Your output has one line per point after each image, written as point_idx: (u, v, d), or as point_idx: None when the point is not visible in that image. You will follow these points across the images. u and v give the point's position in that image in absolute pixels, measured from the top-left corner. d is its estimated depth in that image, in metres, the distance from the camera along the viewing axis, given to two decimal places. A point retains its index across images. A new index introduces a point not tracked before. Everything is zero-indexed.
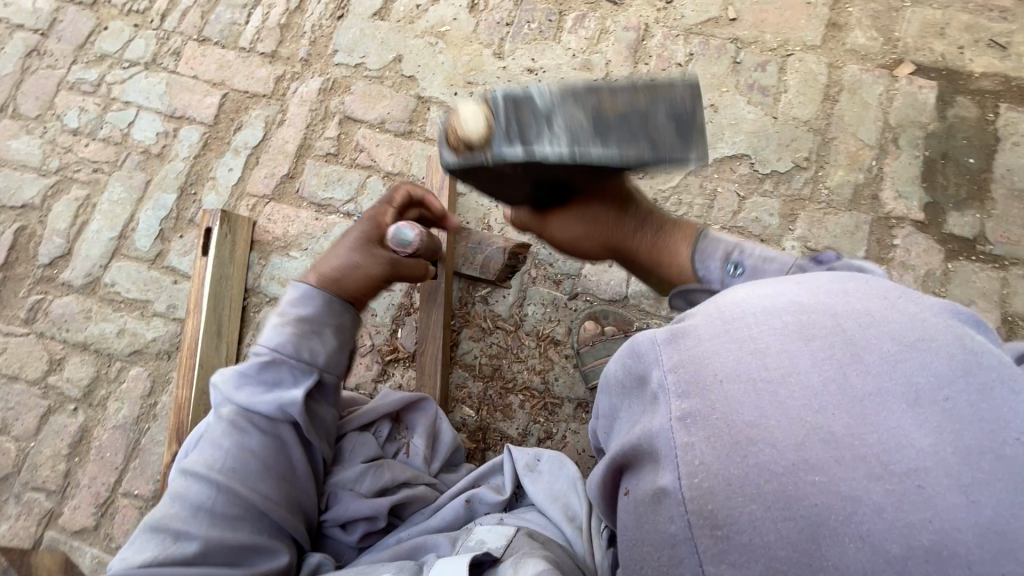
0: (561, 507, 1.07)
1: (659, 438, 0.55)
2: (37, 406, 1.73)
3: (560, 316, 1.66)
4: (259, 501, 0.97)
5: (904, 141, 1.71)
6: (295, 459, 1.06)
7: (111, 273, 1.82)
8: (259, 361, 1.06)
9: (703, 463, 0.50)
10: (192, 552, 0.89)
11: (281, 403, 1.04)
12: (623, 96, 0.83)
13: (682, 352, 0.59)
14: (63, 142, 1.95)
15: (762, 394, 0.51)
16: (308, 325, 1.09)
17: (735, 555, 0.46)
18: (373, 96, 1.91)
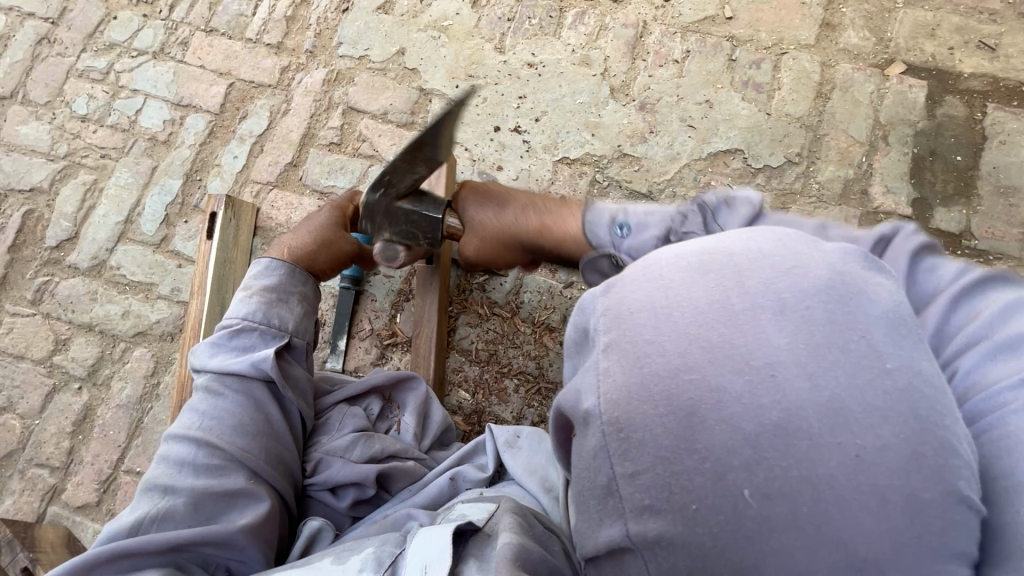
0: (538, 480, 1.11)
1: (583, 374, 0.54)
2: (43, 385, 1.77)
3: (556, 304, 1.70)
4: (237, 453, 1.00)
5: (894, 138, 1.75)
6: (274, 420, 1.08)
7: (117, 256, 1.86)
8: (229, 330, 1.13)
9: (609, 379, 0.51)
10: (180, 505, 0.93)
11: (253, 361, 1.09)
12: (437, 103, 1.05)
13: (608, 294, 0.55)
14: (71, 129, 1.99)
15: (657, 312, 0.50)
16: (274, 294, 1.17)
17: (633, 451, 0.48)
18: (376, 87, 1.95)
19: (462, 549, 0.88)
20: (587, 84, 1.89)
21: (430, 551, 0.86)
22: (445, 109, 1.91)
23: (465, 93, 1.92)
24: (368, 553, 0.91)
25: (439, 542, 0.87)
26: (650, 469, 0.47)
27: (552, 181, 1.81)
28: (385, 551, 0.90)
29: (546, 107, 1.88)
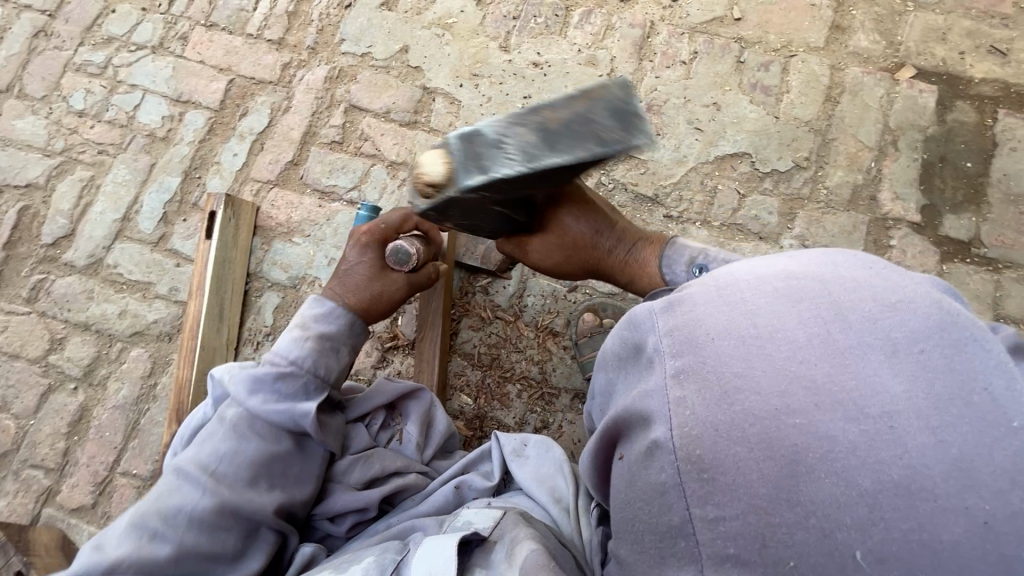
0: (547, 489, 1.09)
1: (651, 399, 0.66)
2: (38, 384, 1.74)
3: (560, 308, 1.68)
4: (246, 506, 1.00)
5: (904, 144, 1.73)
6: (287, 457, 1.08)
7: (114, 254, 1.83)
8: (276, 371, 1.09)
9: (696, 413, 0.60)
10: (167, 555, 0.92)
11: (294, 413, 1.08)
12: (561, 101, 0.84)
13: (677, 317, 0.69)
14: (68, 124, 1.96)
15: (751, 349, 0.61)
16: (328, 342, 1.16)
17: (720, 496, 0.56)
18: (379, 86, 1.92)
19: (466, 560, 0.87)
20: (593, 85, 1.86)
21: (433, 562, 0.83)
22: (450, 109, 1.88)
23: (469, 92, 1.89)
24: (370, 562, 0.88)
25: (441, 553, 0.85)
26: (739, 516, 0.54)
27: None
28: (386, 559, 0.88)
29: None
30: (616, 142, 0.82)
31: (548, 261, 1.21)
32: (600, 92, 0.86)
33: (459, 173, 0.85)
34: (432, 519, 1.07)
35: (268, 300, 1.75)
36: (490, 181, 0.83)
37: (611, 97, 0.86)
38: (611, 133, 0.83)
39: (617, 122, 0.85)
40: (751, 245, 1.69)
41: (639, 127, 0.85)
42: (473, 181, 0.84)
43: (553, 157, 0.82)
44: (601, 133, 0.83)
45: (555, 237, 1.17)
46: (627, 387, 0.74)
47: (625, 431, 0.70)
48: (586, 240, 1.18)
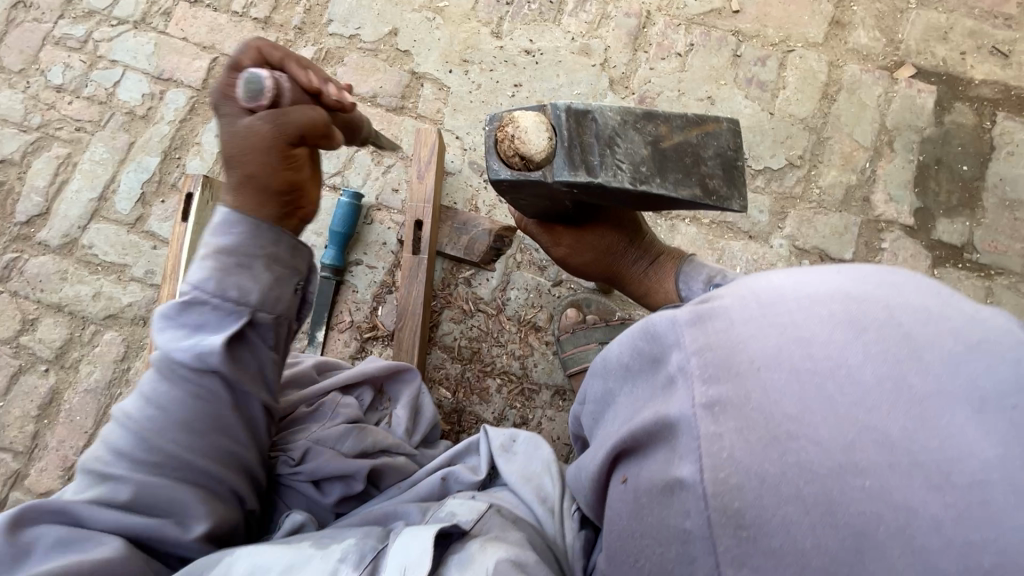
0: (533, 488, 1.05)
1: (677, 424, 0.53)
2: (8, 365, 1.70)
3: (542, 302, 1.65)
4: (178, 454, 0.83)
5: (899, 145, 1.69)
6: (215, 401, 0.87)
7: (90, 234, 1.79)
8: (180, 301, 0.87)
9: (733, 456, 0.48)
10: (117, 493, 0.81)
11: (198, 350, 0.84)
12: (678, 128, 0.87)
13: (708, 335, 0.57)
14: (46, 99, 1.90)
15: (807, 386, 0.49)
16: (233, 259, 0.87)
17: (760, 559, 0.45)
18: (367, 69, 1.87)
19: (444, 550, 0.83)
20: (586, 75, 1.82)
21: (410, 549, 0.80)
22: (438, 95, 1.84)
23: (458, 78, 1.84)
24: (348, 544, 0.84)
25: (419, 540, 0.81)
26: None
27: None
28: (367, 546, 0.84)
29: (542, 97, 1.81)
30: (715, 195, 0.86)
31: (577, 257, 1.07)
32: (712, 135, 0.88)
33: (562, 156, 0.81)
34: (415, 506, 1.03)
35: None
36: (591, 181, 0.80)
37: (718, 144, 0.88)
38: (715, 186, 0.87)
39: (721, 177, 0.87)
40: (741, 244, 1.65)
41: (739, 187, 0.89)
42: (573, 172, 0.80)
43: (660, 184, 0.83)
44: (706, 183, 0.86)
45: (590, 239, 1.05)
46: (635, 400, 0.64)
47: (634, 453, 0.60)
48: (619, 245, 1.04)
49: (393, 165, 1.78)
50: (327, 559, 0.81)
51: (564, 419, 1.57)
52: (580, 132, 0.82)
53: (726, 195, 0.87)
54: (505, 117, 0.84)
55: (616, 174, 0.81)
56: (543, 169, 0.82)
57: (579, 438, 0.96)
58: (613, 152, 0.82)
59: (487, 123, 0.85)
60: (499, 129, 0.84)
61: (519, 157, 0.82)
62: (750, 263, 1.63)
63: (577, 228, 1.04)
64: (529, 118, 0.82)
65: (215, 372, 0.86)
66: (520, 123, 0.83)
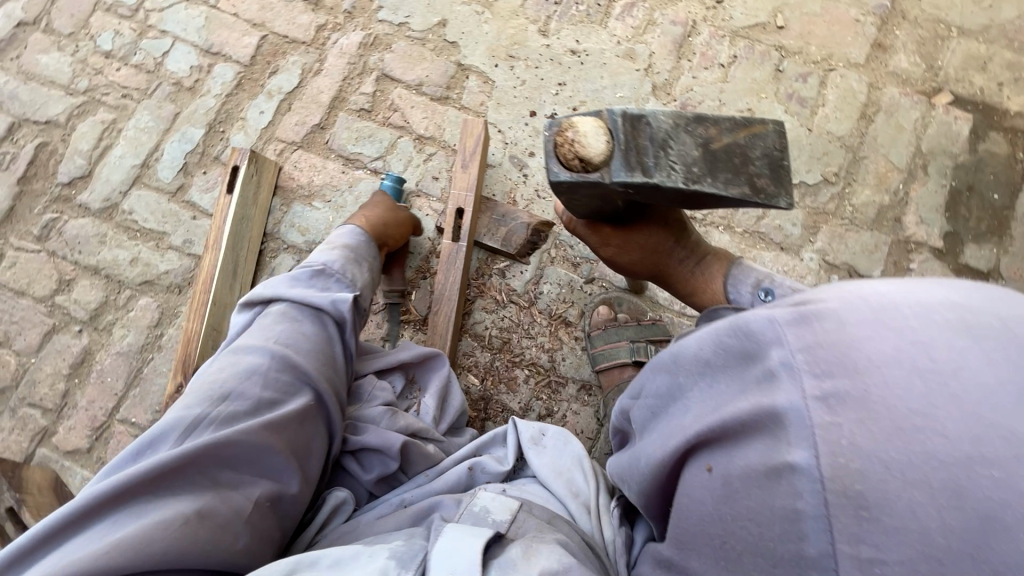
0: (565, 482, 1.06)
1: (786, 413, 0.50)
2: (42, 323, 1.72)
3: (574, 298, 1.68)
4: (312, 370, 1.05)
5: (933, 169, 1.73)
6: (332, 337, 1.17)
7: (130, 200, 1.81)
8: (312, 271, 1.24)
9: (855, 444, 0.46)
10: (242, 411, 0.92)
11: (334, 297, 1.20)
12: (727, 130, 0.83)
13: (816, 334, 0.53)
14: (94, 64, 1.92)
15: (930, 384, 0.46)
16: (352, 253, 1.35)
17: (880, 537, 0.43)
18: (414, 57, 1.90)
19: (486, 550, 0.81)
20: (629, 79, 1.85)
21: (458, 558, 0.78)
22: (482, 88, 1.87)
23: (503, 73, 1.87)
24: (396, 545, 0.84)
25: (465, 548, 0.80)
26: (905, 563, 0.42)
27: None
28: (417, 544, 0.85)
29: (585, 97, 1.84)
30: (763, 193, 0.83)
31: (625, 256, 1.09)
32: (760, 136, 0.84)
33: (619, 157, 0.80)
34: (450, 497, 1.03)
35: (283, 262, 1.74)
36: (647, 182, 0.80)
37: (767, 143, 0.85)
38: (762, 184, 0.83)
39: (769, 175, 0.84)
40: (772, 255, 1.68)
41: (784, 185, 0.84)
42: (630, 173, 0.80)
43: (711, 184, 0.81)
44: (754, 181, 0.83)
45: (638, 238, 1.06)
46: (717, 394, 0.60)
47: (719, 442, 0.57)
48: (665, 245, 1.07)
49: (435, 153, 1.81)
50: (376, 556, 0.81)
51: (589, 414, 1.59)
52: (635, 133, 0.81)
53: (773, 193, 0.83)
54: (563, 121, 0.83)
55: (670, 174, 0.80)
56: (602, 171, 0.81)
57: (616, 430, 0.97)
58: (666, 152, 0.81)
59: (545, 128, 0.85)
60: (556, 132, 0.83)
61: (578, 159, 0.81)
62: (780, 274, 1.66)
63: (624, 228, 1.05)
64: (588, 120, 0.82)
65: (337, 315, 1.19)
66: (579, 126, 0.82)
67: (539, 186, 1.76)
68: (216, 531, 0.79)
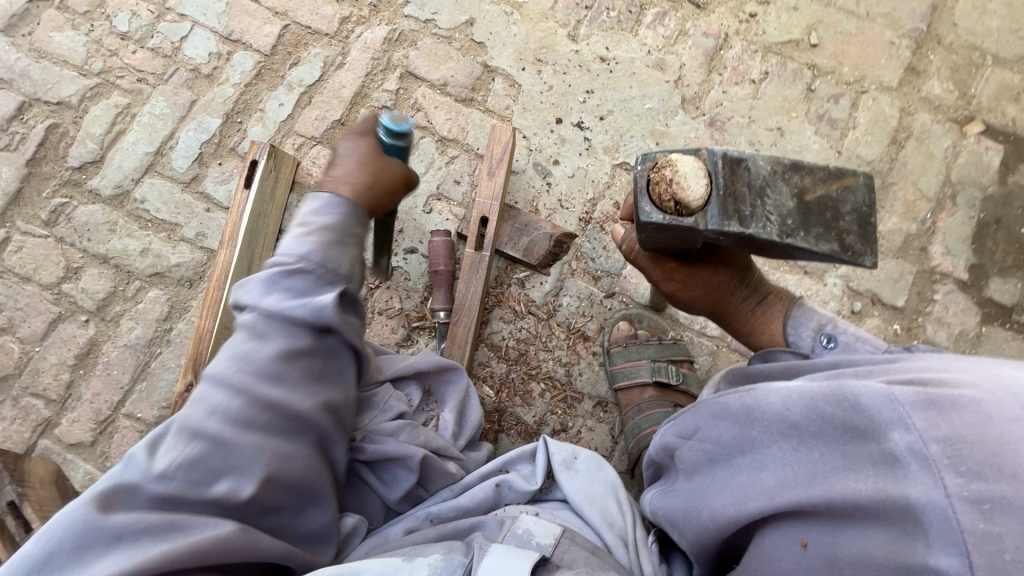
0: (599, 510, 1.05)
1: (923, 510, 0.48)
2: (47, 311, 1.68)
3: (594, 312, 1.65)
4: (304, 401, 0.88)
5: (962, 199, 1.71)
6: (316, 356, 0.90)
7: (143, 189, 1.76)
8: (285, 268, 0.89)
9: (1021, 560, 0.43)
10: (214, 462, 0.79)
11: (315, 307, 0.88)
12: (821, 180, 0.81)
13: (951, 424, 0.51)
14: (108, 45, 1.87)
15: None
16: (333, 233, 0.92)
17: None
18: (439, 56, 1.86)
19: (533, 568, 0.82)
20: (659, 90, 1.81)
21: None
22: (509, 91, 1.83)
23: (531, 77, 1.83)
24: (435, 560, 0.84)
25: (512, 562, 0.81)
26: None
27: (608, 185, 1.74)
28: (456, 560, 0.84)
29: (613, 107, 1.80)
30: (852, 250, 0.80)
31: (687, 292, 1.07)
32: (851, 189, 0.82)
33: (716, 205, 0.79)
34: (490, 517, 1.02)
35: None
36: (743, 232, 0.77)
37: (857, 198, 0.82)
38: (850, 241, 0.80)
39: (857, 233, 0.81)
40: (796, 278, 1.66)
41: (871, 245, 0.81)
42: (726, 221, 0.78)
43: (804, 238, 0.78)
44: (843, 238, 0.80)
45: (703, 275, 1.04)
46: (813, 463, 0.60)
47: (821, 519, 0.57)
48: (729, 283, 1.04)
49: (458, 156, 1.77)
50: (417, 572, 0.81)
51: (604, 431, 1.57)
52: (733, 180, 0.80)
53: (859, 250, 0.80)
54: (661, 158, 0.82)
55: (765, 226, 0.77)
56: (697, 216, 0.79)
57: (651, 461, 0.97)
58: (763, 202, 0.79)
59: (639, 164, 0.83)
60: (653, 171, 0.81)
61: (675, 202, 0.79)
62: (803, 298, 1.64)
63: (690, 265, 1.03)
64: (687, 162, 0.80)
65: (325, 325, 0.90)
66: (678, 166, 0.80)
67: (563, 196, 1.73)
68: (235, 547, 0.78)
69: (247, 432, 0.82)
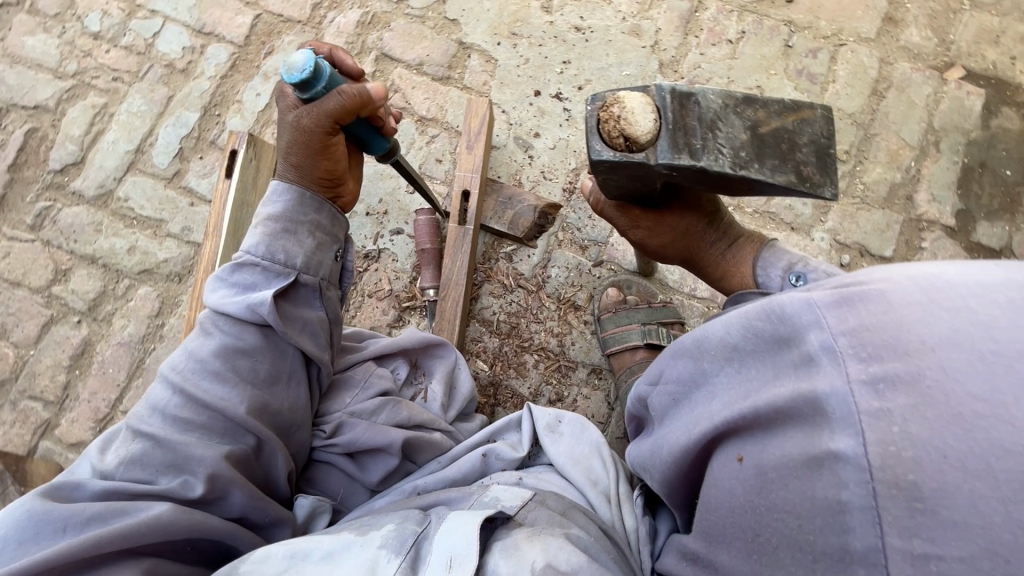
0: (583, 470, 1.07)
1: (828, 400, 0.51)
2: (39, 315, 1.69)
3: (583, 282, 1.66)
4: (238, 400, 0.93)
5: (945, 146, 1.70)
6: (257, 351, 0.98)
7: (126, 187, 1.76)
8: (233, 264, 1.02)
9: (907, 431, 0.46)
10: (153, 452, 0.87)
11: (250, 303, 0.98)
12: (776, 113, 0.82)
13: (860, 317, 0.54)
14: (82, 46, 1.86)
15: (993, 366, 0.45)
16: (280, 225, 1.04)
17: (938, 531, 0.43)
18: (413, 36, 1.85)
19: (489, 535, 0.83)
20: (636, 56, 1.80)
21: (457, 540, 0.79)
22: (485, 67, 1.82)
23: (506, 52, 1.82)
24: (387, 531, 0.84)
25: (462, 531, 0.81)
26: (966, 559, 0.41)
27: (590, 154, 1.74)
28: (407, 529, 0.84)
29: (591, 76, 1.79)
30: (809, 180, 0.81)
31: (655, 239, 1.09)
32: (808, 121, 0.83)
33: (666, 139, 0.79)
34: (457, 492, 1.01)
35: None
36: (694, 165, 0.78)
37: (814, 130, 0.83)
38: (808, 173, 0.81)
39: (815, 164, 0.82)
40: (783, 235, 1.65)
41: (831, 175, 0.82)
42: (677, 155, 0.78)
43: (758, 169, 0.79)
44: (801, 169, 0.81)
45: (669, 222, 1.06)
46: (746, 379, 0.62)
47: (752, 431, 0.59)
48: (696, 228, 1.07)
49: (438, 135, 1.76)
50: (368, 545, 0.81)
51: (599, 398, 1.57)
52: (683, 114, 0.80)
53: (818, 181, 0.81)
54: (608, 97, 0.81)
55: (718, 158, 0.78)
56: (648, 151, 0.80)
57: (633, 417, 0.97)
58: (715, 135, 0.80)
59: (588, 104, 0.82)
60: (602, 109, 0.81)
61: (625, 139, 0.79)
62: None
63: (656, 210, 1.05)
64: (636, 98, 0.79)
65: (260, 327, 0.99)
66: (625, 103, 0.80)
67: (545, 167, 1.73)
68: (178, 526, 0.81)
69: (187, 429, 0.89)
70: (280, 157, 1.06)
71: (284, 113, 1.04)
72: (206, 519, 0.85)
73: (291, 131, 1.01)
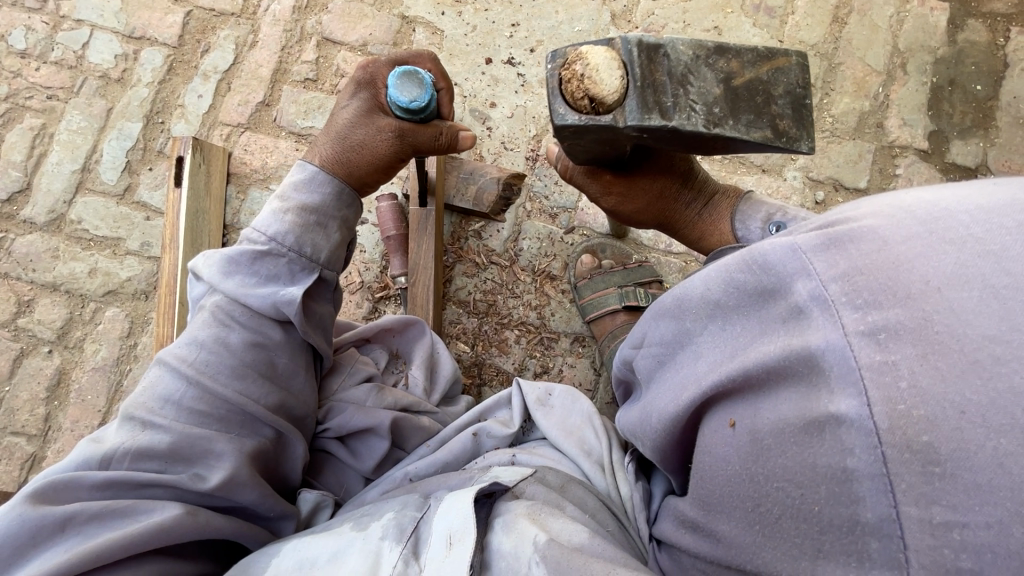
0: (577, 441, 1.05)
1: (825, 355, 0.48)
2: (8, 350, 1.64)
3: (556, 251, 1.62)
4: (242, 398, 0.88)
5: (913, 67, 1.65)
6: (275, 346, 0.95)
7: (77, 209, 1.70)
8: (254, 249, 0.94)
9: (916, 385, 0.43)
10: (161, 446, 0.80)
11: (276, 298, 0.94)
12: (750, 63, 0.77)
13: (851, 259, 0.51)
14: (9, 66, 1.77)
15: (1008, 303, 0.42)
16: (311, 217, 0.98)
17: (963, 497, 0.40)
18: (353, 15, 1.77)
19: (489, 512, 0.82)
20: (587, 11, 1.73)
21: (453, 516, 0.77)
22: (432, 39, 1.74)
23: (452, 21, 1.75)
24: (387, 519, 0.81)
25: (461, 509, 0.77)
26: (994, 525, 0.38)
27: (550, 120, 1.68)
28: (406, 517, 0.81)
29: (542, 36, 1.72)
30: (786, 136, 0.78)
31: (629, 205, 1.05)
32: (784, 70, 0.78)
33: (634, 97, 0.73)
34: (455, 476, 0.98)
35: None
36: (664, 126, 0.73)
37: (790, 79, 0.79)
38: (784, 126, 0.78)
39: (792, 116, 0.78)
40: (754, 178, 1.61)
41: (808, 129, 0.80)
42: (646, 114, 0.73)
43: (732, 126, 0.75)
44: (777, 123, 0.78)
45: (641, 185, 1.02)
46: (733, 338, 0.59)
47: (743, 394, 0.56)
48: (672, 189, 1.03)
49: None
50: (369, 538, 0.78)
51: (585, 365, 1.56)
52: (652, 69, 0.74)
53: (794, 136, 0.78)
54: (571, 53, 0.75)
55: (690, 117, 0.74)
56: (614, 112, 0.75)
57: (621, 380, 0.95)
58: (686, 91, 0.75)
59: (549, 63, 0.77)
60: (564, 68, 0.76)
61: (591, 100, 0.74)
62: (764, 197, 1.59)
63: (627, 175, 1.01)
64: (600, 54, 0.73)
65: (279, 322, 0.96)
66: (589, 59, 0.74)
67: (505, 137, 1.67)
68: (184, 531, 0.77)
69: (203, 422, 0.85)
70: (342, 148, 0.98)
71: (370, 115, 0.97)
72: (211, 521, 0.80)
73: (373, 145, 0.97)
